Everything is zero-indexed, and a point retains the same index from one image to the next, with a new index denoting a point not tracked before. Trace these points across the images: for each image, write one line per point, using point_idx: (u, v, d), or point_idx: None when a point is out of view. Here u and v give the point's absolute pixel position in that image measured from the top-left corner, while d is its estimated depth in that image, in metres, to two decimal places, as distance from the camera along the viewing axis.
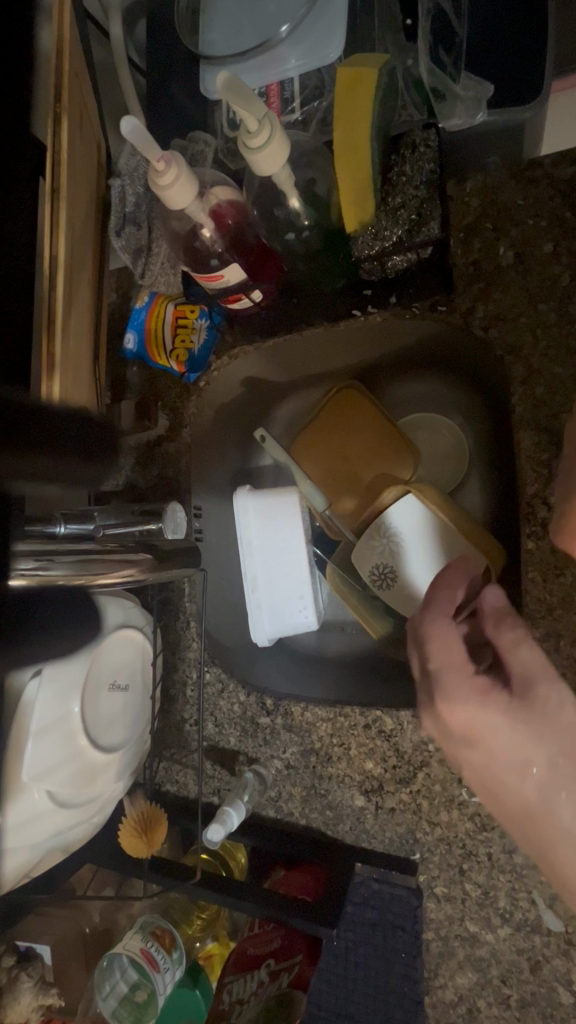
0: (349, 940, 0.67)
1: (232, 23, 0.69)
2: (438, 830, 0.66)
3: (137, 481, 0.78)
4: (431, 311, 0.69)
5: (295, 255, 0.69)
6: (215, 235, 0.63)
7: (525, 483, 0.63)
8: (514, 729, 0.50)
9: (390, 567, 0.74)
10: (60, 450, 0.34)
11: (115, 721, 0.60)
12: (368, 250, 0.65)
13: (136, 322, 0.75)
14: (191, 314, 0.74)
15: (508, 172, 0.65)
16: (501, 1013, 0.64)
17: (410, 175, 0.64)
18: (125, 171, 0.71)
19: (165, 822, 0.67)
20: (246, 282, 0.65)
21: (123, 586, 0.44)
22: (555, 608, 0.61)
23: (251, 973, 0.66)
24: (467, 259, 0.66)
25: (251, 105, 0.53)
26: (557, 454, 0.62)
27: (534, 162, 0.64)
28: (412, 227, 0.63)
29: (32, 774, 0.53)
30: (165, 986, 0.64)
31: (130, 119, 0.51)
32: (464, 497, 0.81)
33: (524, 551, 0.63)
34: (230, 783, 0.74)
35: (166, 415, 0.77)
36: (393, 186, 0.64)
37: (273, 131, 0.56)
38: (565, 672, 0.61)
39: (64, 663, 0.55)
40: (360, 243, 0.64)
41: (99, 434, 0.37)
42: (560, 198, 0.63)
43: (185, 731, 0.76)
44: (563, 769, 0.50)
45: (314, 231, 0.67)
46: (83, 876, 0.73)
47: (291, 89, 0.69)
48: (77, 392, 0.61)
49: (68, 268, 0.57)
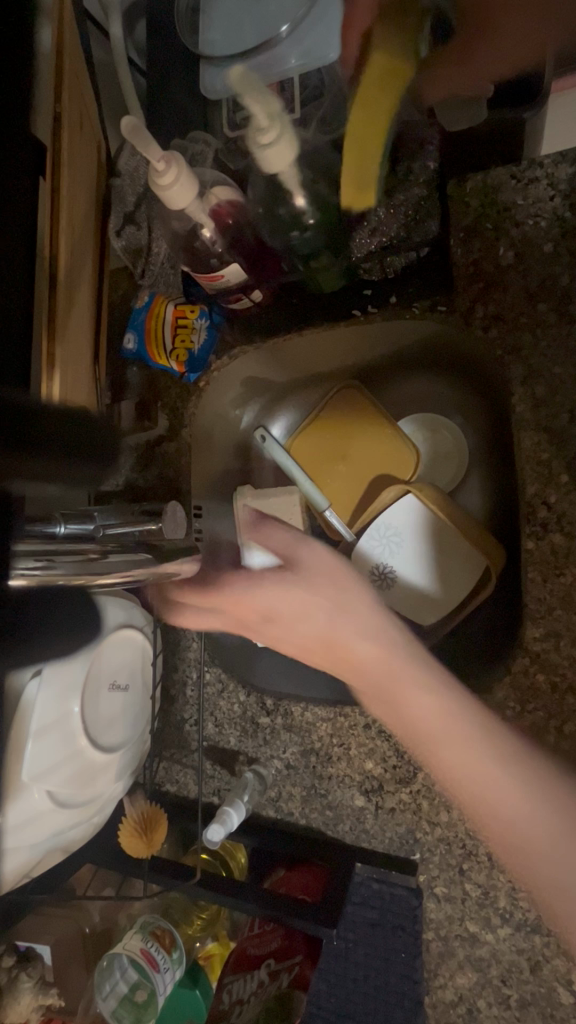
0: (349, 940, 0.68)
1: (232, 22, 0.68)
2: (438, 830, 0.66)
3: (136, 481, 0.79)
4: (430, 310, 0.70)
5: (294, 254, 0.67)
6: (215, 235, 0.64)
7: (525, 483, 0.63)
8: (315, 598, 0.61)
9: (389, 567, 0.74)
10: (56, 456, 0.33)
11: (116, 720, 0.60)
12: (366, 249, 0.67)
13: (136, 323, 0.75)
14: (191, 314, 0.74)
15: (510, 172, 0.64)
16: (502, 1013, 0.64)
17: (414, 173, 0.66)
18: (125, 172, 0.73)
19: (165, 822, 0.67)
20: (245, 282, 0.67)
21: (124, 586, 0.43)
22: (555, 607, 0.60)
23: (251, 973, 0.67)
24: (467, 259, 0.65)
25: (263, 100, 0.55)
26: (557, 453, 0.61)
27: (534, 162, 0.63)
28: (410, 226, 0.66)
29: (33, 773, 0.53)
30: (166, 986, 0.64)
31: (131, 119, 0.51)
32: (464, 497, 0.80)
33: (525, 551, 0.62)
34: (230, 783, 0.74)
35: (167, 415, 0.78)
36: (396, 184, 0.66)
37: (283, 132, 0.57)
38: (565, 671, 0.60)
39: (63, 662, 0.54)
40: (358, 243, 0.67)
41: (100, 432, 0.36)
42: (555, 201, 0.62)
43: (186, 731, 0.76)
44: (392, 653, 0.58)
45: (319, 230, 0.65)
46: (83, 876, 0.73)
47: (291, 89, 0.69)
48: (77, 392, 0.61)
49: (67, 269, 0.58)
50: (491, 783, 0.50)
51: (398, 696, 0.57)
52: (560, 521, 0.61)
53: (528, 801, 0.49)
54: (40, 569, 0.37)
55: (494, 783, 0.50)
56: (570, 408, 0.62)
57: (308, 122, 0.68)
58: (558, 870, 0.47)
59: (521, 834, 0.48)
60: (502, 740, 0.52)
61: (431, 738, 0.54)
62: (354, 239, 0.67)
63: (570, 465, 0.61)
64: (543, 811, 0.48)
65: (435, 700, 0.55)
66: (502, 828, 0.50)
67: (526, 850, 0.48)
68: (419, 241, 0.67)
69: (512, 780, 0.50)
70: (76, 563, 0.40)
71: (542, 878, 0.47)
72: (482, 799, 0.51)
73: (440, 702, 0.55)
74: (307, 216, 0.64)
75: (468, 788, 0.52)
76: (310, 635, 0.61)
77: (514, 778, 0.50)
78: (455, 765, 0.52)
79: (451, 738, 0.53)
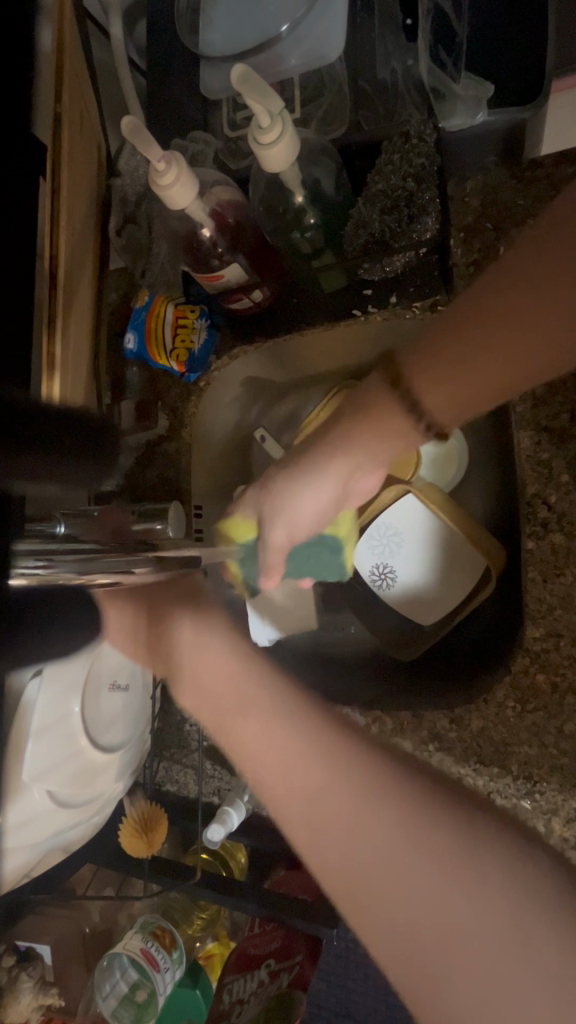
0: (349, 941, 0.69)
1: (232, 21, 0.68)
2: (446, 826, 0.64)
3: (136, 481, 0.78)
4: (431, 311, 0.70)
5: (298, 255, 0.71)
6: (215, 235, 0.64)
7: (525, 483, 0.63)
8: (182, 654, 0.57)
9: (390, 566, 0.78)
10: (62, 457, 0.33)
11: (116, 718, 0.61)
12: (356, 241, 0.69)
13: (136, 322, 0.74)
14: (192, 314, 0.73)
15: (509, 177, 0.65)
16: None
17: (396, 162, 0.66)
18: (126, 172, 0.74)
19: (165, 822, 0.68)
20: (246, 282, 0.68)
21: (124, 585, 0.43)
22: (555, 607, 0.60)
23: (251, 973, 0.67)
24: (467, 259, 0.66)
25: (267, 99, 0.55)
26: (556, 452, 0.62)
27: (534, 161, 0.65)
28: (406, 215, 0.67)
29: (33, 773, 0.52)
30: (166, 986, 0.64)
31: (131, 119, 0.51)
32: (465, 496, 0.78)
33: (525, 550, 0.63)
34: (230, 783, 0.75)
35: (167, 415, 0.77)
36: (378, 170, 0.68)
37: (284, 130, 0.58)
38: (566, 671, 0.60)
39: (63, 663, 0.53)
40: (350, 235, 0.69)
41: (100, 434, 0.36)
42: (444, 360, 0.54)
43: (186, 730, 0.75)
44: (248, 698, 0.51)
45: (320, 230, 0.69)
46: (83, 876, 0.73)
47: (291, 90, 0.70)
48: (76, 393, 0.61)
49: (67, 269, 0.58)
50: (302, 764, 0.45)
51: (229, 716, 0.51)
52: (560, 521, 0.61)
53: (349, 792, 0.42)
54: (40, 568, 0.37)
55: (364, 823, 0.41)
56: (570, 408, 0.62)
57: (309, 121, 0.70)
58: (373, 864, 0.40)
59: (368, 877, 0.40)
60: (391, 795, 0.42)
61: (272, 795, 0.47)
62: (348, 235, 0.69)
63: (570, 464, 0.61)
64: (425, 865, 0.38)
65: (288, 733, 0.48)
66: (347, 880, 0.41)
67: (398, 906, 0.38)
68: (418, 233, 0.67)
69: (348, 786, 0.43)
70: (77, 563, 0.40)
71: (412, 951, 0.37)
72: (357, 855, 0.41)
73: (291, 724, 0.48)
74: (309, 216, 0.67)
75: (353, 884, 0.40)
76: (190, 683, 0.56)
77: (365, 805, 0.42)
78: (287, 780, 0.46)
79: (274, 772, 0.47)
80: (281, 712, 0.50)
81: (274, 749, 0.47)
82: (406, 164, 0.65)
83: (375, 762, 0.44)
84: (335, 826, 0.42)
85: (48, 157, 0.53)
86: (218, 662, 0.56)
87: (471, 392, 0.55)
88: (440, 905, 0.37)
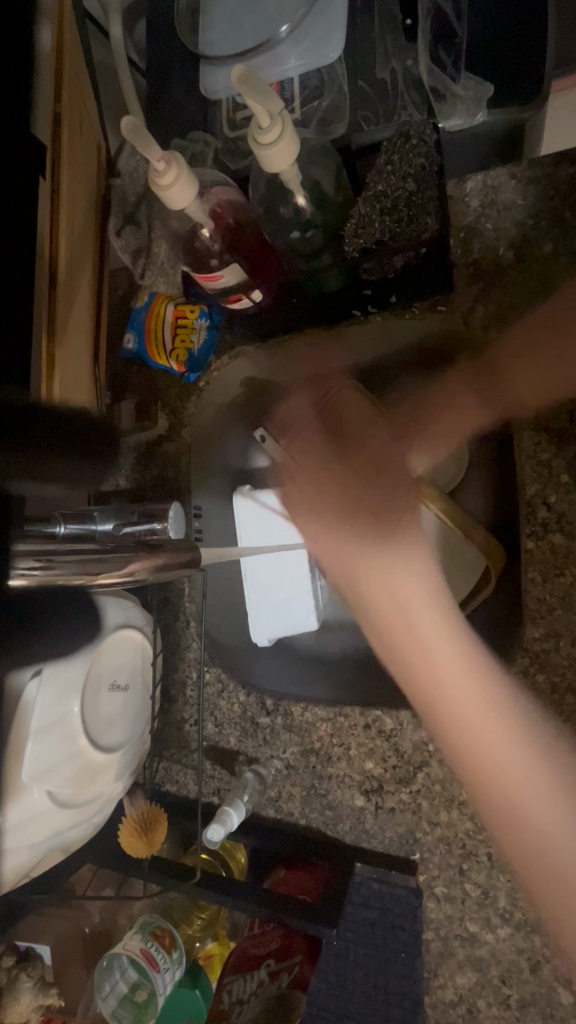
0: (349, 940, 0.68)
1: (231, 20, 0.68)
2: (438, 830, 0.68)
3: (137, 481, 0.80)
4: (430, 310, 0.71)
5: (296, 255, 0.68)
6: (214, 235, 0.64)
7: (526, 483, 0.66)
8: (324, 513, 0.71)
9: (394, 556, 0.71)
10: (59, 458, 0.33)
11: (116, 720, 0.60)
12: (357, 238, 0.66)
13: (137, 324, 0.77)
14: (191, 315, 0.75)
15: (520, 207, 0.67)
16: (501, 1012, 0.65)
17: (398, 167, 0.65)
18: (125, 171, 0.74)
19: (165, 822, 0.68)
20: (246, 282, 0.67)
21: (124, 586, 0.43)
22: (556, 606, 0.64)
23: (251, 973, 0.67)
24: (467, 259, 0.69)
25: (267, 100, 0.55)
26: (557, 453, 0.64)
27: (535, 162, 0.67)
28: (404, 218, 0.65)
29: (33, 773, 0.52)
30: (166, 986, 0.64)
31: (131, 120, 0.51)
32: None
33: (525, 550, 0.65)
34: (230, 783, 0.76)
35: (166, 415, 0.80)
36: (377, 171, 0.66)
37: (284, 131, 0.57)
38: (565, 670, 0.63)
39: (63, 663, 0.54)
40: (351, 228, 0.66)
41: (100, 436, 0.36)
42: (461, 383, 0.70)
43: (185, 730, 0.77)
44: (380, 533, 0.70)
45: (320, 231, 0.67)
46: (83, 876, 0.73)
47: (291, 89, 0.70)
48: (76, 394, 0.61)
49: (67, 269, 0.58)
50: (457, 695, 0.65)
51: (358, 560, 0.71)
52: (559, 521, 0.64)
53: (495, 727, 0.64)
54: (39, 568, 0.37)
55: (511, 760, 0.64)
56: (569, 409, 0.65)
57: (309, 122, 0.70)
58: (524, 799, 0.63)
59: (515, 803, 0.63)
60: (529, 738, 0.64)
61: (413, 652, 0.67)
62: (347, 238, 0.66)
63: (570, 464, 0.64)
64: (487, 713, 0.65)
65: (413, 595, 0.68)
66: (499, 792, 0.64)
67: (523, 814, 0.63)
68: (417, 237, 0.65)
69: (514, 728, 0.64)
70: (76, 561, 0.39)
71: (518, 833, 0.63)
72: (512, 792, 0.64)
73: (386, 555, 0.70)
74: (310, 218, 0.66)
75: (512, 802, 0.63)
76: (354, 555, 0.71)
77: (507, 744, 0.64)
78: (478, 710, 0.65)
79: (407, 615, 0.69)
80: (434, 596, 0.67)
81: (448, 664, 0.66)
82: (406, 164, 0.64)
83: (484, 664, 0.66)
84: (501, 769, 0.64)
85: (47, 156, 0.53)
86: (406, 548, 0.69)
87: (518, 389, 0.67)
88: (535, 821, 0.63)
